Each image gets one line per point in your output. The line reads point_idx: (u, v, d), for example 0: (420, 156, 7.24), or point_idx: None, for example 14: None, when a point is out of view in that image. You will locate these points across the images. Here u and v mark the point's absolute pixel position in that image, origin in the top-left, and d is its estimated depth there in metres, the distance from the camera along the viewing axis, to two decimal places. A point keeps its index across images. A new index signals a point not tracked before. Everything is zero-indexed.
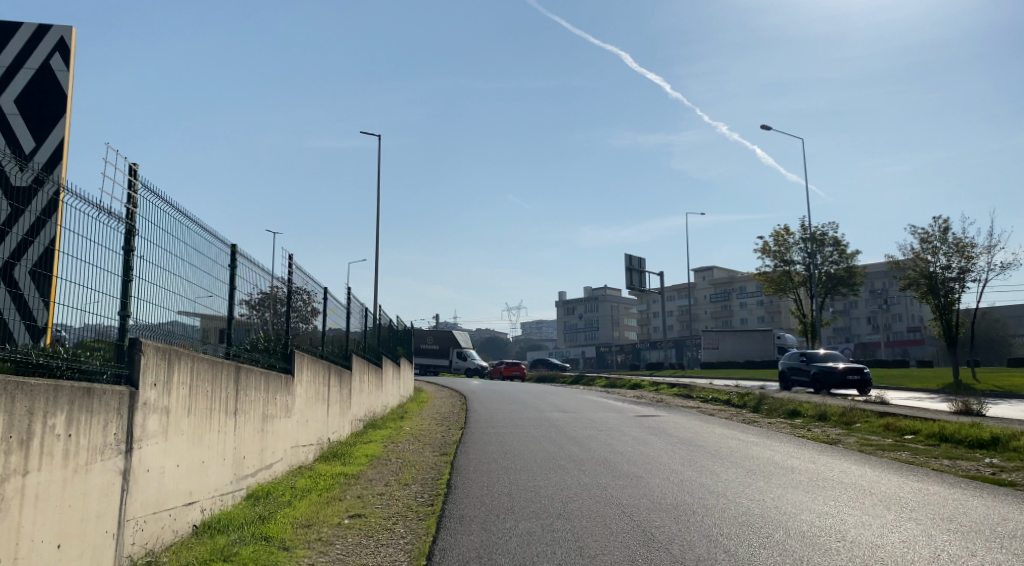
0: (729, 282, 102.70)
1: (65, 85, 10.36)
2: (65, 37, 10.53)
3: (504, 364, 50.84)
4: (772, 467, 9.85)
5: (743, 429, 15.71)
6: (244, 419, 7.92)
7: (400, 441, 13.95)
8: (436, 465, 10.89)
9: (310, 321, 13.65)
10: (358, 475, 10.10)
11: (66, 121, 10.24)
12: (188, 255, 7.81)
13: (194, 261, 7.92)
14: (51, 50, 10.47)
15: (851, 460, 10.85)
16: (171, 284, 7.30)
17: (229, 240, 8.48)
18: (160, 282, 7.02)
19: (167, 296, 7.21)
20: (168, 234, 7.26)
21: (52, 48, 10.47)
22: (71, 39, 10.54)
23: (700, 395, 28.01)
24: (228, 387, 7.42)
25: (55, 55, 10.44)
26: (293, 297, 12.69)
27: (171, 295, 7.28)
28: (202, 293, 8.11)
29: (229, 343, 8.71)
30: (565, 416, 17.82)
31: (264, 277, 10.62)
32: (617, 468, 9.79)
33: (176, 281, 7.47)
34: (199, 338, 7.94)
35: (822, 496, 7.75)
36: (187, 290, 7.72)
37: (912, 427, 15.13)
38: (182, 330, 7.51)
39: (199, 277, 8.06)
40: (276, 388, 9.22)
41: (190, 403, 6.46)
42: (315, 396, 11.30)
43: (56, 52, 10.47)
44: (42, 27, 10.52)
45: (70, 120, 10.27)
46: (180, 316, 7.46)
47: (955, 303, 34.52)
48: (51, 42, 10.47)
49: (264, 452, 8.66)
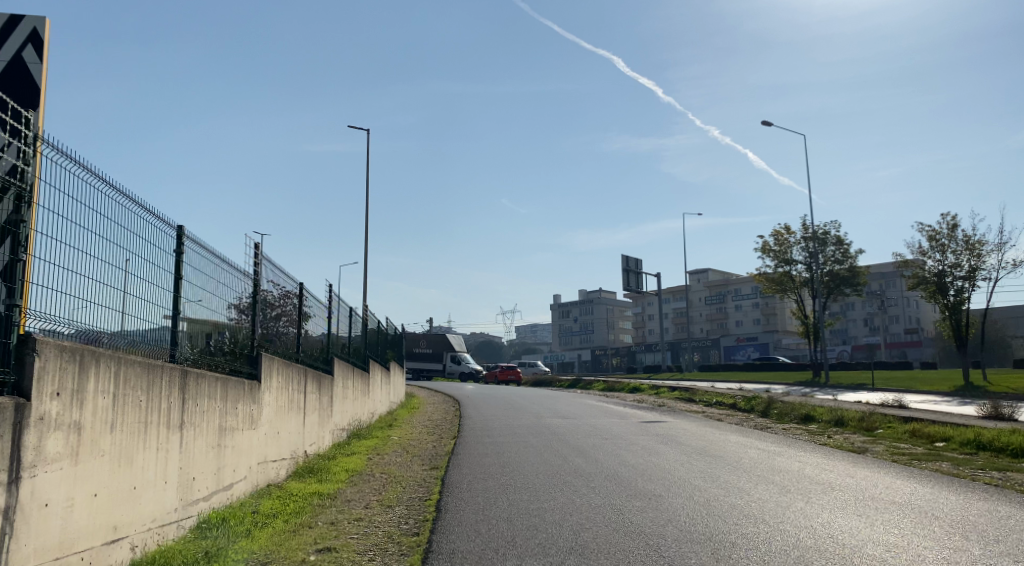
0: (725, 283, 101.20)
1: (37, 78, 10.21)
2: (39, 28, 10.40)
3: (499, 368, 49.50)
4: (808, 483, 8.63)
5: (759, 436, 14.50)
6: (193, 433, 6.68)
7: (387, 453, 12.71)
8: (426, 482, 9.66)
9: (288, 324, 12.45)
10: (334, 495, 8.82)
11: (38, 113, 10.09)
12: (146, 251, 6.73)
13: (150, 255, 6.80)
14: (24, 40, 10.36)
15: (892, 473, 9.63)
16: (131, 286, 6.42)
17: (182, 228, 7.02)
18: (113, 283, 6.12)
19: (116, 295, 6.18)
20: (106, 218, 6.00)
21: (24, 38, 10.37)
22: (45, 30, 10.43)
23: (704, 398, 26.83)
24: (172, 395, 6.21)
25: (27, 45, 10.33)
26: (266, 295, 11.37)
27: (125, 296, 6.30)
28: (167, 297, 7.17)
29: (178, 345, 7.30)
30: (566, 422, 16.61)
31: (230, 270, 9.21)
32: (632, 485, 8.57)
33: (133, 282, 6.49)
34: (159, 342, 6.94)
35: (880, 521, 6.53)
36: (130, 284, 6.44)
37: (942, 433, 13.93)
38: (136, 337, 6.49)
39: (162, 281, 7.06)
40: (236, 395, 7.94)
41: (115, 416, 5.20)
42: (287, 404, 10.02)
43: (29, 43, 10.35)
44: (14, 18, 10.41)
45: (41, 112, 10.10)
46: (135, 320, 6.51)
47: (965, 303, 33.38)
48: (24, 32, 10.36)
49: (221, 471, 7.40)
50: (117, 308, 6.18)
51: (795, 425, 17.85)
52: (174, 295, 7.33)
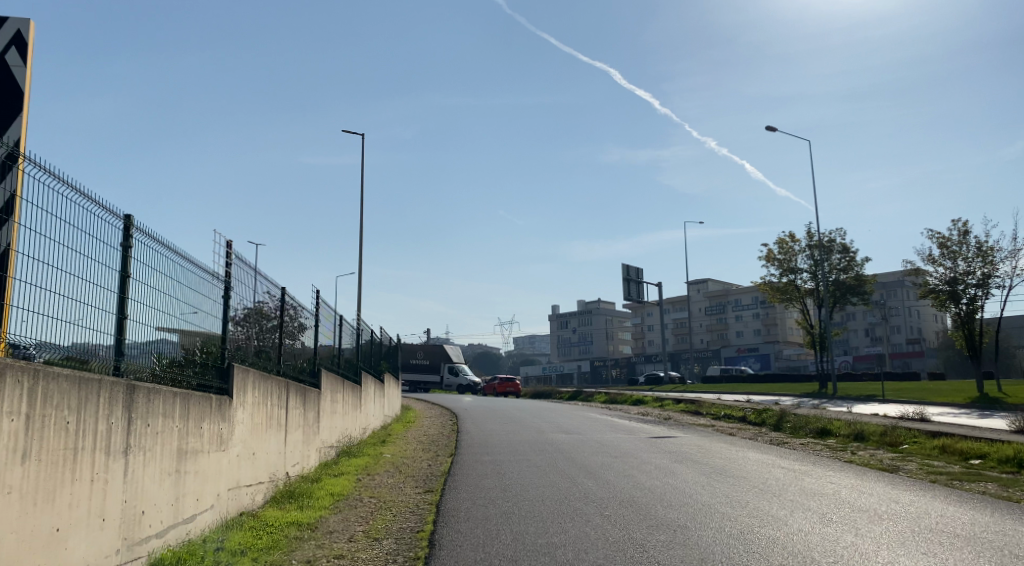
0: (725, 294, 100.09)
1: (21, 81, 9.32)
2: (23, 30, 9.46)
3: (499, 380, 48.35)
4: (851, 510, 7.63)
5: (778, 454, 13.49)
6: (142, 458, 5.67)
7: (378, 473, 11.67)
8: (418, 509, 8.65)
9: (274, 335, 11.40)
10: (315, 525, 7.81)
11: (22, 122, 9.19)
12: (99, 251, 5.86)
13: (104, 255, 5.94)
14: (6, 42, 9.42)
15: (941, 497, 8.61)
16: (84, 292, 5.62)
17: (128, 216, 5.82)
18: (67, 291, 5.37)
19: (71, 305, 5.43)
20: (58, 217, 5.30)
21: (7, 40, 9.42)
22: (29, 32, 9.51)
23: (711, 412, 25.73)
24: (115, 415, 5.27)
25: (11, 48, 9.39)
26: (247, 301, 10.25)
27: (78, 305, 5.54)
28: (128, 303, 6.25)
29: (122, 356, 6.13)
30: (570, 439, 15.61)
31: (195, 268, 7.95)
32: (650, 513, 7.61)
33: (87, 289, 5.68)
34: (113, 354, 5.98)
35: (951, 561, 5.55)
36: (87, 292, 5.67)
37: (977, 450, 12.93)
38: (95, 351, 5.69)
39: (123, 284, 6.18)
40: (200, 412, 6.92)
41: (26, 445, 4.23)
42: (263, 422, 8.96)
43: (12, 46, 9.43)
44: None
45: (26, 122, 9.21)
46: (91, 332, 5.68)
47: (978, 312, 32.33)
48: (6, 34, 9.43)
49: (181, 501, 6.41)
50: (72, 319, 5.45)
51: (813, 440, 16.82)
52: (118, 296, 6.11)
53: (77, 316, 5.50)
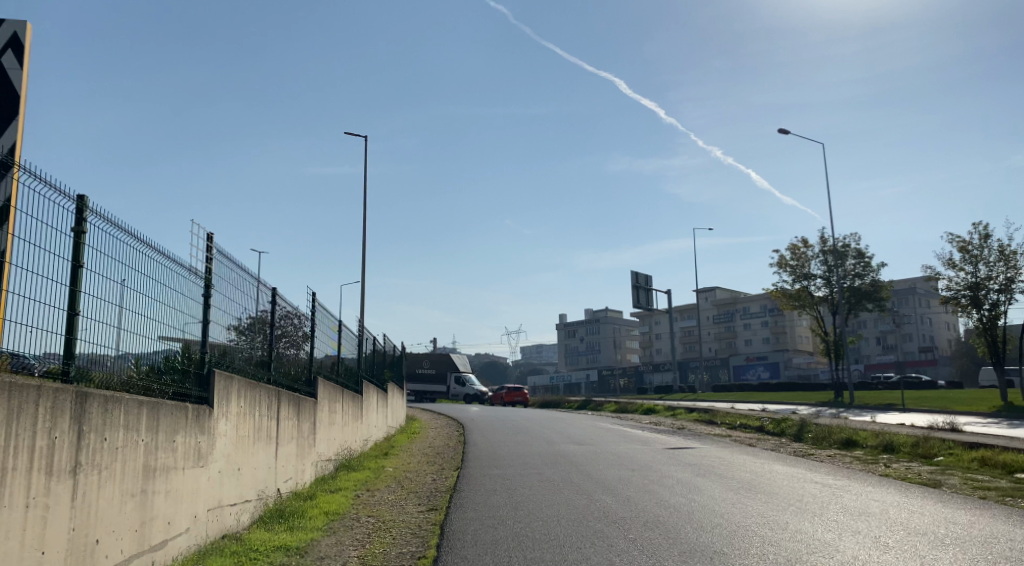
0: (733, 301, 97.54)
1: (17, 84, 8.51)
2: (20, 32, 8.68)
3: (506, 390, 47.44)
4: (907, 534, 6.78)
5: (807, 466, 12.61)
6: (95, 479, 4.83)
7: (378, 489, 10.82)
8: (420, 531, 7.80)
9: (272, 343, 10.62)
10: (305, 550, 6.99)
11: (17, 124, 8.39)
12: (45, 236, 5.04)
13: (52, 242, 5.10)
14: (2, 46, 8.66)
15: (999, 516, 7.75)
16: (25, 284, 4.81)
17: (80, 197, 5.03)
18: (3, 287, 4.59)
19: (10, 303, 4.66)
20: None
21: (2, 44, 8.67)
22: (24, 33, 8.70)
23: (726, 421, 24.78)
24: (62, 426, 4.48)
25: (5, 51, 8.62)
26: (241, 300, 9.40)
27: (19, 302, 4.74)
28: (86, 302, 5.43)
29: (71, 358, 5.19)
30: (582, 450, 14.74)
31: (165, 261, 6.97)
32: (680, 537, 6.79)
33: (30, 279, 4.88)
34: (66, 356, 5.16)
35: None
36: (32, 288, 4.87)
37: (1020, 462, 12.04)
38: (41, 357, 4.88)
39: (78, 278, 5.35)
40: (173, 423, 6.11)
41: None
42: (249, 435, 8.11)
43: (7, 49, 8.65)
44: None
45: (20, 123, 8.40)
46: (32, 333, 4.84)
47: (1001, 318, 31.31)
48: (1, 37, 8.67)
49: (148, 525, 5.60)
50: (13, 317, 4.67)
51: (839, 451, 15.89)
52: (70, 286, 5.17)
53: (19, 313, 4.73)
